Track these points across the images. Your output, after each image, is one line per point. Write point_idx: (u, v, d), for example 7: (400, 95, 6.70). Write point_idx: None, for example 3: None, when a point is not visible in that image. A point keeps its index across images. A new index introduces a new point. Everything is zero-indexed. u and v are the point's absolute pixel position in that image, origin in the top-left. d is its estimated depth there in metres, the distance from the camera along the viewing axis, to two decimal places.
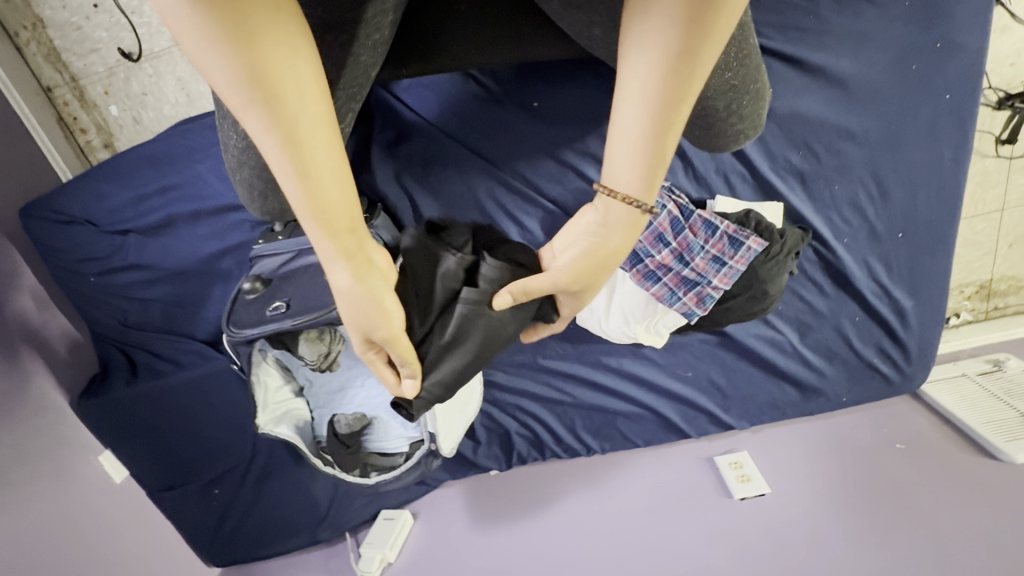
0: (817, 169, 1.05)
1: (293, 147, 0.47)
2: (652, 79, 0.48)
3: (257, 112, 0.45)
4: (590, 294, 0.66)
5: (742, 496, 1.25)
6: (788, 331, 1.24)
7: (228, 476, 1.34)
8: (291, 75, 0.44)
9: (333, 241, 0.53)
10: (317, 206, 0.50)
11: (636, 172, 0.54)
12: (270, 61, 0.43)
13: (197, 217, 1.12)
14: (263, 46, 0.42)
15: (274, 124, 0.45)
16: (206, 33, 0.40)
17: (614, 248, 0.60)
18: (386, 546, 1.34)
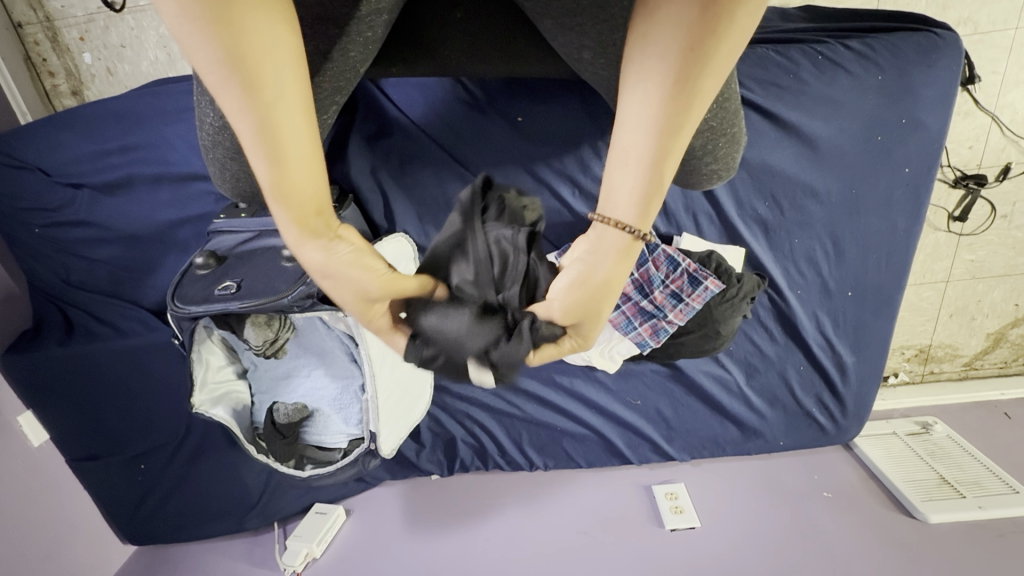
0: (780, 222, 1.09)
1: (266, 132, 0.46)
2: (655, 110, 0.48)
3: (236, 98, 0.44)
4: (592, 328, 0.62)
5: (673, 527, 1.29)
6: (736, 372, 1.27)
7: (156, 453, 1.29)
8: (274, 59, 0.44)
9: (305, 223, 0.53)
10: (286, 191, 0.50)
11: (632, 202, 0.54)
12: (255, 46, 0.42)
13: (159, 181, 1.08)
14: (244, 29, 0.40)
15: (254, 112, 0.45)
16: (189, 15, 0.38)
17: (606, 278, 0.58)
18: (313, 540, 1.34)
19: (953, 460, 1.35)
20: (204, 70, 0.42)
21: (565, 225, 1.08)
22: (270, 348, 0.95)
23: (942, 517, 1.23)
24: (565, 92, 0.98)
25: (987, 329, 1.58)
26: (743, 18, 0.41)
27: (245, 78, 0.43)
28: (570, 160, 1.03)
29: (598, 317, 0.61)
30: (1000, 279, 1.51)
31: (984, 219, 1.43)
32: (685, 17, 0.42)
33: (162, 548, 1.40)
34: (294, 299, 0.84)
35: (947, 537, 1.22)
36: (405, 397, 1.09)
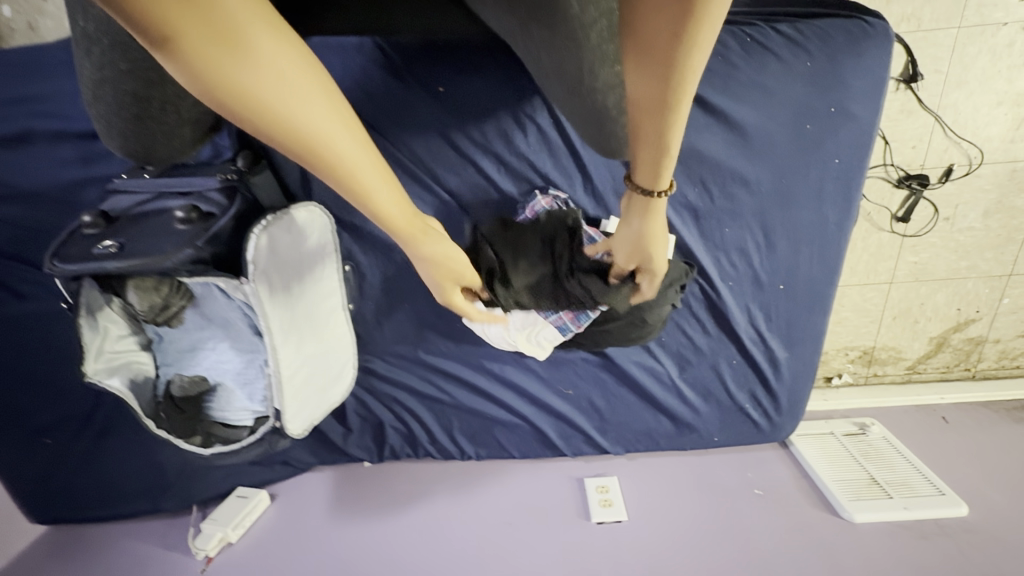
0: (710, 209, 1.07)
1: (347, 181, 0.55)
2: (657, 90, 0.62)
3: (318, 166, 0.53)
4: (655, 264, 0.86)
5: (599, 520, 1.26)
6: (669, 364, 1.24)
7: (62, 427, 1.23)
8: (323, 116, 0.49)
9: (404, 227, 0.66)
10: (381, 214, 0.62)
11: (649, 170, 0.72)
12: (303, 120, 0.48)
13: (61, 137, 1.02)
14: (292, 112, 0.47)
15: (331, 174, 0.54)
16: (252, 117, 0.46)
17: (646, 233, 0.81)
18: (229, 525, 1.29)
19: (886, 461, 1.34)
20: (276, 147, 0.50)
21: (488, 204, 1.05)
22: (156, 315, 0.87)
23: (867, 517, 1.22)
24: (485, 62, 0.95)
25: (930, 333, 1.57)
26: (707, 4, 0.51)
27: (307, 149, 0.50)
28: (492, 133, 1.00)
29: (658, 257, 0.85)
30: (943, 283, 1.50)
31: (927, 221, 1.42)
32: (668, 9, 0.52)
33: (72, 528, 1.34)
34: (182, 261, 0.81)
35: (870, 538, 1.21)
36: (319, 374, 1.05)
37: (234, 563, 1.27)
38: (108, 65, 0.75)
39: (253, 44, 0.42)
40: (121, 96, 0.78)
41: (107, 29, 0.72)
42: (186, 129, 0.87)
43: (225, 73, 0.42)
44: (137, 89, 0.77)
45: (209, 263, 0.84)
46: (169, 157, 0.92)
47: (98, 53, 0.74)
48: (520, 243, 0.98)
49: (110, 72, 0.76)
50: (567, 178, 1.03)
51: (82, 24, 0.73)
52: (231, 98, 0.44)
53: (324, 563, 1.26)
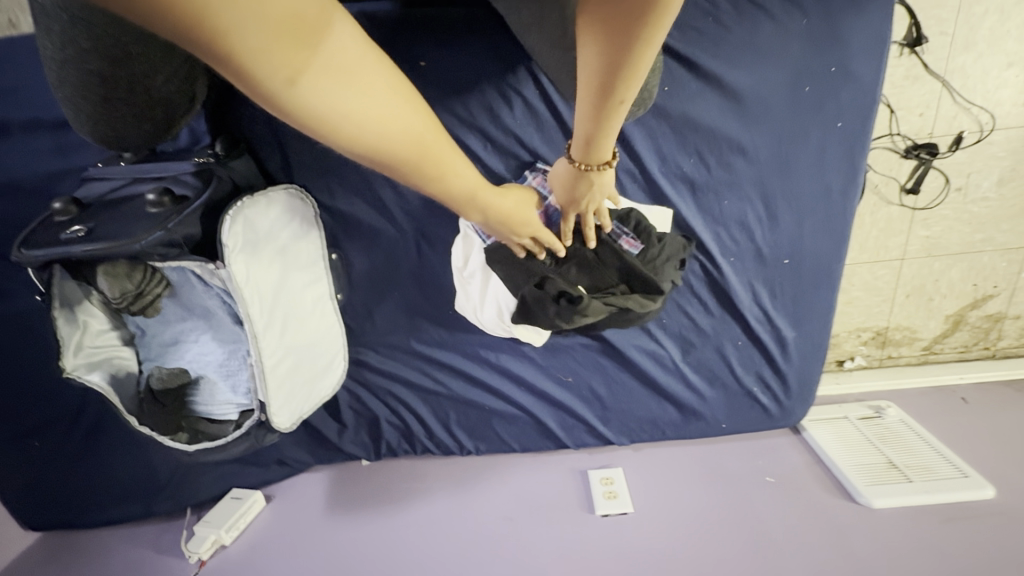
0: (707, 180, 1.02)
1: (438, 177, 0.59)
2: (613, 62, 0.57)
3: (414, 174, 0.56)
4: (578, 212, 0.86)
5: (604, 513, 1.21)
6: (672, 347, 1.19)
7: (49, 430, 1.20)
8: (416, 122, 0.51)
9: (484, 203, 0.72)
10: (465, 195, 0.67)
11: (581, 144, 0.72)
12: (403, 134, 0.50)
13: (38, 127, 1.00)
14: (395, 131, 0.49)
15: (424, 176, 0.58)
16: (362, 145, 0.49)
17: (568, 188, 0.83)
18: (222, 527, 1.25)
19: (904, 444, 1.28)
20: (381, 164, 0.53)
21: None
22: (131, 305, 0.86)
23: (886, 501, 1.16)
24: (467, 33, 0.91)
25: (945, 311, 1.51)
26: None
27: (411, 156, 0.53)
28: (477, 107, 0.96)
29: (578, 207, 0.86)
30: (957, 258, 1.44)
31: (937, 192, 1.36)
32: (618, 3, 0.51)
33: (66, 533, 1.32)
34: (157, 246, 0.78)
35: (889, 524, 1.15)
36: (306, 366, 1.02)
37: (228, 566, 1.23)
38: (69, 43, 0.71)
39: (350, 71, 0.44)
40: (86, 77, 0.75)
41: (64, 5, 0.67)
42: (158, 110, 0.84)
43: (338, 104, 0.44)
44: (103, 70, 0.74)
45: (185, 248, 0.82)
46: (144, 140, 0.90)
47: (58, 31, 0.70)
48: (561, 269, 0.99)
49: (72, 51, 0.72)
50: (556, 153, 0.99)
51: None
52: (347, 131, 0.46)
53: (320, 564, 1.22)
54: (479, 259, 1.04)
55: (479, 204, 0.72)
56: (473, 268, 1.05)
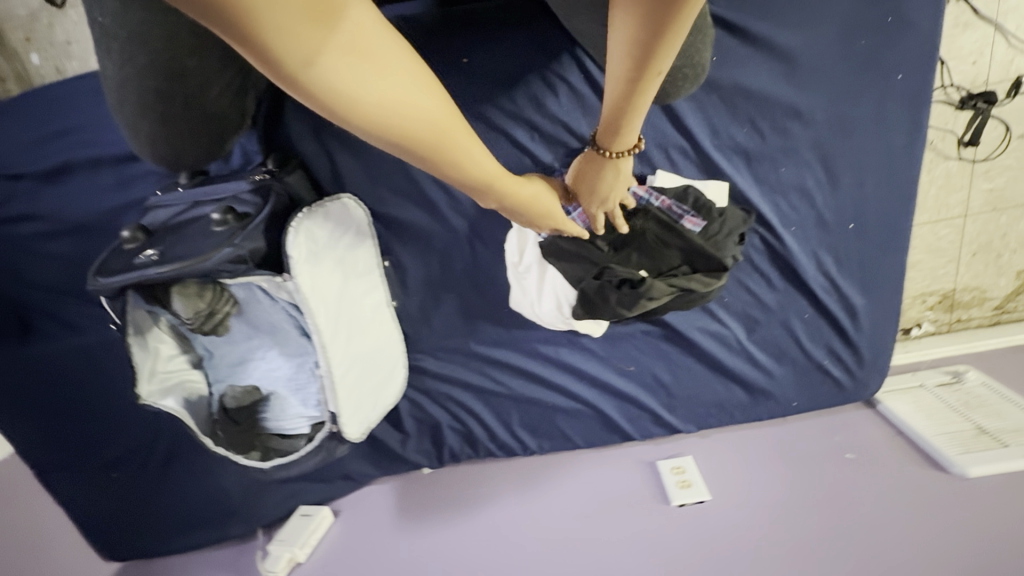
0: (762, 149, 0.99)
1: (461, 169, 0.56)
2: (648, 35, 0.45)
3: (434, 164, 0.53)
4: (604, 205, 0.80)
5: (680, 503, 1.17)
6: (735, 326, 1.15)
7: (129, 458, 1.24)
8: (436, 106, 0.48)
9: (507, 196, 0.66)
10: (490, 188, 0.63)
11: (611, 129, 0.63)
12: (422, 120, 0.47)
13: (97, 164, 1.03)
14: (413, 116, 0.46)
15: (445, 167, 0.54)
16: (378, 131, 0.46)
17: (598, 181, 0.74)
18: (296, 545, 1.26)
19: (991, 408, 1.21)
20: (397, 149, 0.49)
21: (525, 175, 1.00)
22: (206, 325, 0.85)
23: (982, 469, 1.09)
24: (509, 26, 0.91)
25: (1016, 266, 1.43)
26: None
27: (427, 143, 0.49)
28: (522, 99, 0.95)
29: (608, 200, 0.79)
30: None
31: (998, 142, 1.30)
32: None
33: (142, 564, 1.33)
34: (225, 261, 0.79)
35: (987, 493, 1.08)
36: (370, 374, 1.02)
37: None
38: (128, 61, 0.73)
39: (373, 48, 0.41)
40: (144, 95, 0.77)
41: (124, 21, 0.70)
42: (213, 127, 0.86)
43: (350, 88, 0.41)
44: (159, 87, 0.76)
45: (251, 263, 0.82)
46: (200, 159, 0.91)
47: (118, 50, 0.73)
48: (624, 256, 0.97)
49: (131, 69, 0.74)
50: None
51: (100, 20, 0.71)
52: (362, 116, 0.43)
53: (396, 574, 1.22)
54: (534, 252, 1.03)
55: (501, 195, 0.66)
56: (528, 262, 1.04)
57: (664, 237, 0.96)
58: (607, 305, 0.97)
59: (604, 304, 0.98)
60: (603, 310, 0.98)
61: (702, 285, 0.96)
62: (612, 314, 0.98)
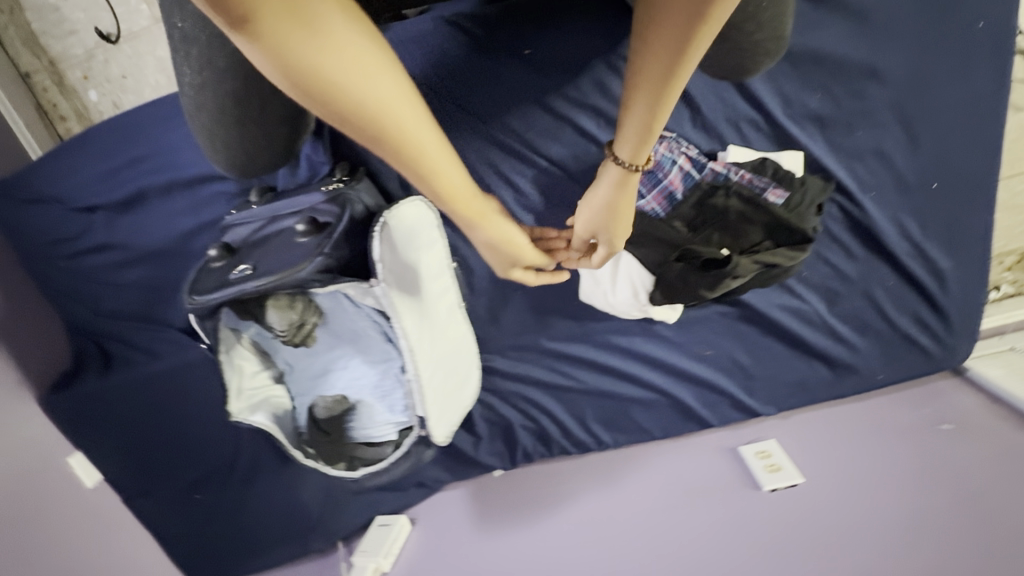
0: (837, 114, 0.96)
1: (412, 164, 0.55)
2: (675, 13, 0.44)
3: (382, 149, 0.52)
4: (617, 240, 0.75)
5: (772, 488, 1.12)
6: (815, 299, 1.11)
7: (210, 479, 1.25)
8: (388, 91, 0.47)
9: (459, 201, 0.63)
10: (447, 193, 0.61)
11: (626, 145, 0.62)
12: (368, 100, 0.46)
13: (171, 189, 1.09)
14: (354, 92, 0.45)
15: (392, 156, 0.53)
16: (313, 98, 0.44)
17: (616, 204, 0.69)
18: (380, 554, 1.25)
19: None
20: (336, 122, 0.48)
21: (594, 162, 1.00)
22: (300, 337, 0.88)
23: None
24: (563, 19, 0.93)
25: None
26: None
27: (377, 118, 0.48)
28: (587, 85, 0.95)
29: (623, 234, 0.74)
30: None
31: None
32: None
33: None
34: (314, 272, 0.79)
35: None
36: (450, 377, 1.00)
37: None
38: (208, 66, 0.72)
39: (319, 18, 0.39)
40: (222, 100, 0.77)
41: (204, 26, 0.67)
42: (286, 126, 0.87)
43: (290, 54, 0.39)
44: (238, 90, 0.75)
45: (336, 272, 0.83)
46: (271, 160, 0.93)
47: (197, 55, 0.71)
48: (705, 239, 0.94)
49: (211, 74, 0.73)
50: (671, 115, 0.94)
51: (177, 24, 0.68)
52: (297, 79, 0.42)
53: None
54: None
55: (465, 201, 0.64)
56: None
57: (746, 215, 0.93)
58: (689, 290, 0.95)
59: (687, 289, 0.96)
60: (685, 295, 0.97)
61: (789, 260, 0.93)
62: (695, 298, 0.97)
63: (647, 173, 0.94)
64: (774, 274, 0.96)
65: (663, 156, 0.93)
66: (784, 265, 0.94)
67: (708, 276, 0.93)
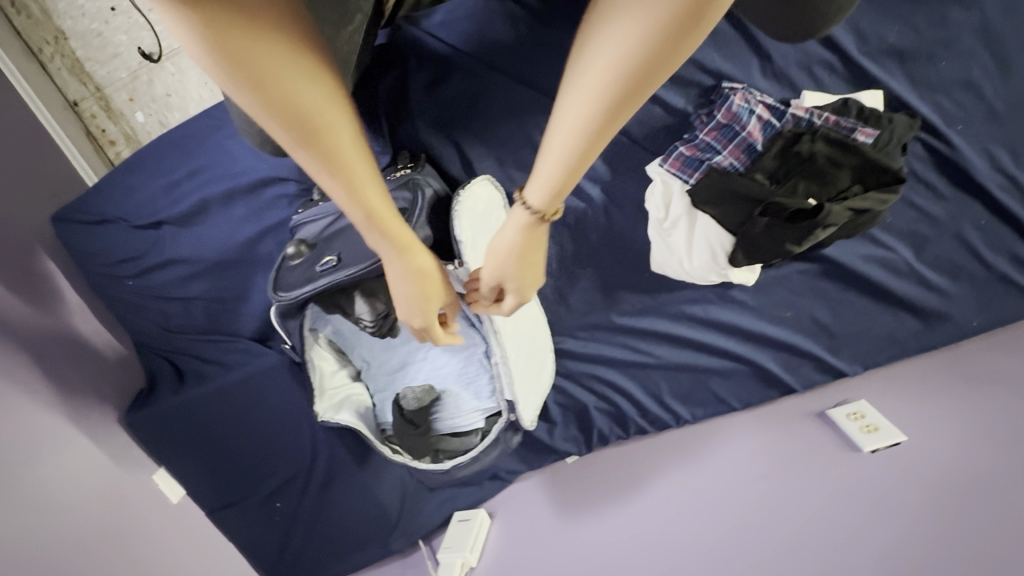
0: (920, 45, 1.03)
1: (332, 172, 0.56)
2: (610, 60, 0.49)
3: (298, 147, 0.54)
4: (528, 287, 0.73)
5: (872, 449, 0.98)
6: (902, 249, 1.14)
7: (290, 486, 1.23)
8: (307, 89, 0.51)
9: (385, 232, 0.64)
10: (364, 212, 0.61)
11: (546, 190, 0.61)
12: (289, 88, 0.50)
13: (231, 198, 1.12)
14: (270, 76, 0.48)
15: (310, 156, 0.55)
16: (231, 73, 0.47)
17: (519, 251, 0.67)
18: (466, 549, 1.17)
19: None
20: (261, 114, 0.51)
21: (661, 123, 1.01)
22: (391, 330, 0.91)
23: None
24: None
25: None
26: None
27: (299, 117, 0.51)
28: None
29: (530, 283, 0.73)
30: None
31: None
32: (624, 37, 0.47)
33: None
34: None
35: None
36: (532, 358, 0.96)
37: None
38: None
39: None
40: None
41: None
42: None
43: (222, 25, 0.44)
44: None
45: None
46: None
47: None
48: (794, 189, 0.95)
49: None
50: (741, 67, 0.99)
51: None
52: (221, 53, 0.45)
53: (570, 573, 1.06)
54: (681, 204, 0.99)
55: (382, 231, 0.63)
56: (675, 216, 1.00)
57: (834, 162, 0.94)
58: (787, 242, 0.94)
59: (783, 243, 0.94)
60: (781, 249, 0.95)
61: (879, 203, 0.94)
62: (791, 252, 0.95)
63: (724, 127, 0.97)
64: (862, 221, 0.97)
65: (741, 106, 0.96)
66: (876, 208, 0.94)
67: (807, 225, 0.92)
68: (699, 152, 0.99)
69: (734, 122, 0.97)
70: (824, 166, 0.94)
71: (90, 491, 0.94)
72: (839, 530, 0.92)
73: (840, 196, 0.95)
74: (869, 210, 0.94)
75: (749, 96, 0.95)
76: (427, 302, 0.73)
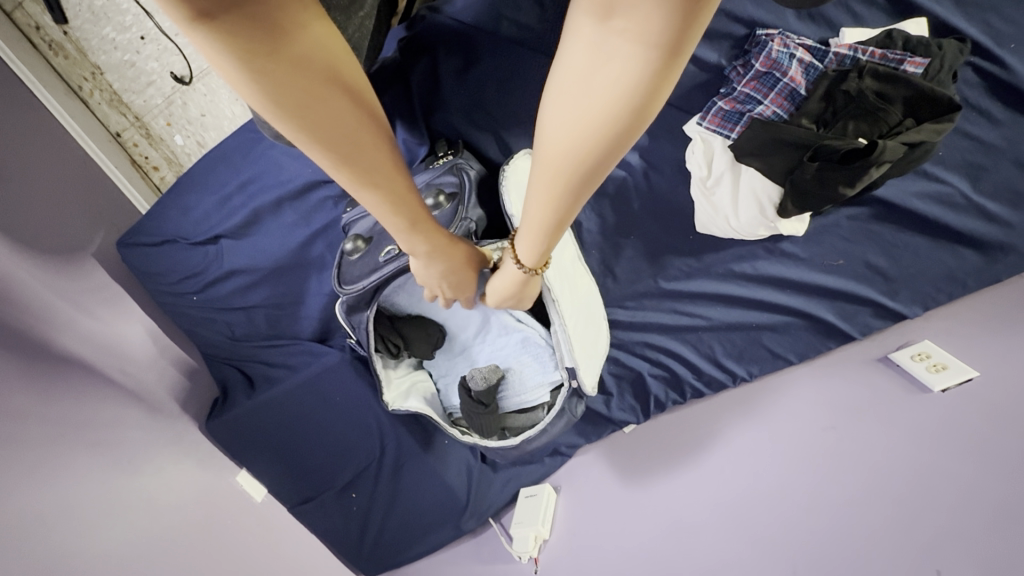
0: None
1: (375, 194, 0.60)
2: (571, 145, 0.45)
3: (346, 173, 0.56)
4: (525, 305, 0.82)
5: (944, 388, 0.95)
6: (958, 181, 1.13)
7: (363, 477, 1.26)
8: (353, 125, 0.52)
9: (423, 235, 0.69)
10: (405, 221, 0.65)
11: (529, 244, 0.63)
12: (335, 132, 0.51)
13: (280, 204, 1.17)
14: (321, 121, 0.49)
15: (354, 180, 0.57)
16: (285, 116, 0.48)
17: (514, 290, 0.75)
18: (538, 522, 1.16)
19: None
20: (308, 146, 0.53)
21: (696, 81, 1.06)
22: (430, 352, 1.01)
23: None
24: None
25: None
26: (654, 19, 0.32)
27: (343, 143, 0.52)
28: None
29: (527, 301, 0.82)
30: None
31: None
32: (583, 128, 0.42)
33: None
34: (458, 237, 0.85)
35: None
36: (590, 325, 0.97)
37: (562, 559, 1.13)
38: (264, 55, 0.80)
39: (300, 57, 0.43)
40: None
41: None
42: None
43: (280, 85, 0.45)
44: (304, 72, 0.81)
45: (476, 236, 0.88)
46: None
47: None
48: (841, 132, 0.97)
49: None
50: (775, 14, 1.04)
51: None
52: (282, 103, 0.46)
53: (641, 539, 1.06)
54: (724, 160, 1.04)
55: (417, 233, 0.68)
56: (719, 172, 1.04)
57: (882, 99, 0.96)
58: (842, 183, 0.93)
59: (838, 183, 0.93)
60: (836, 191, 0.94)
61: (936, 133, 0.93)
62: (848, 192, 0.94)
63: (764, 75, 1.01)
64: (920, 155, 0.96)
65: (780, 52, 1.00)
66: (934, 139, 0.93)
67: (863, 161, 0.91)
68: (739, 104, 1.02)
69: (774, 69, 1.00)
70: (873, 103, 0.95)
71: (166, 494, 0.98)
72: (927, 478, 0.88)
73: (891, 133, 0.95)
74: (926, 142, 0.94)
75: (786, 42, 1.00)
76: (444, 290, 0.82)
